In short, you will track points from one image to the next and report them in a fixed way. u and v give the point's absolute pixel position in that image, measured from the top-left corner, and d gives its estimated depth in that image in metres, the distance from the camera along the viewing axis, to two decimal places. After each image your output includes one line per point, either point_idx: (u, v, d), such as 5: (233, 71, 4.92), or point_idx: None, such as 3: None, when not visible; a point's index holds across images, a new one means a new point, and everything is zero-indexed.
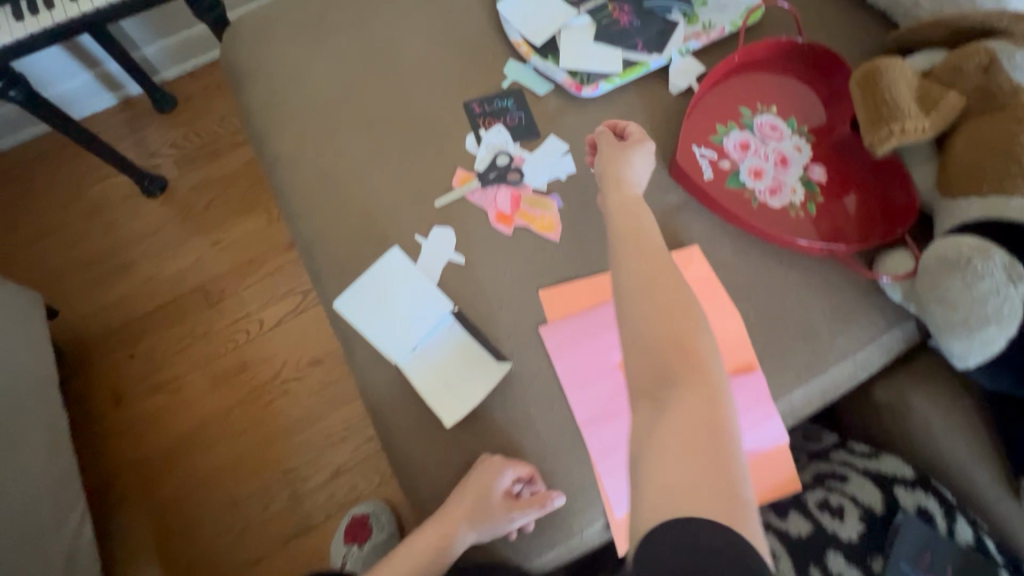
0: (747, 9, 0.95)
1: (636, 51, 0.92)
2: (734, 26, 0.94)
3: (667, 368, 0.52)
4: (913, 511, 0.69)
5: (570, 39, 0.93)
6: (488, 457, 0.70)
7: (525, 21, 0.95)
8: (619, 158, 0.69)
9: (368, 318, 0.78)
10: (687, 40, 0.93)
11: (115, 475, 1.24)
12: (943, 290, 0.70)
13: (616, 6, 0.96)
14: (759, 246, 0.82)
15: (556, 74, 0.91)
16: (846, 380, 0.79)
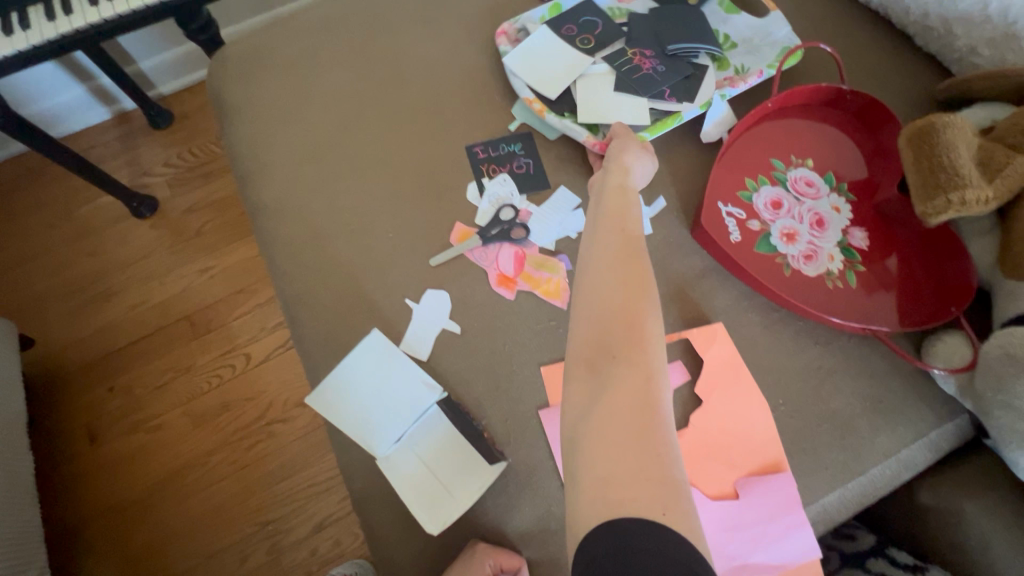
0: (784, 52, 0.85)
1: (665, 101, 0.81)
2: (774, 66, 0.84)
3: (611, 337, 0.49)
4: None
5: (589, 91, 0.82)
6: (471, 544, 0.63)
7: (534, 74, 0.83)
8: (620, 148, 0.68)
9: (348, 394, 0.69)
10: (720, 88, 0.83)
11: (85, 519, 1.17)
12: (1008, 393, 0.60)
13: (636, 50, 0.84)
14: (791, 321, 0.73)
15: (576, 132, 0.79)
16: (888, 482, 0.69)
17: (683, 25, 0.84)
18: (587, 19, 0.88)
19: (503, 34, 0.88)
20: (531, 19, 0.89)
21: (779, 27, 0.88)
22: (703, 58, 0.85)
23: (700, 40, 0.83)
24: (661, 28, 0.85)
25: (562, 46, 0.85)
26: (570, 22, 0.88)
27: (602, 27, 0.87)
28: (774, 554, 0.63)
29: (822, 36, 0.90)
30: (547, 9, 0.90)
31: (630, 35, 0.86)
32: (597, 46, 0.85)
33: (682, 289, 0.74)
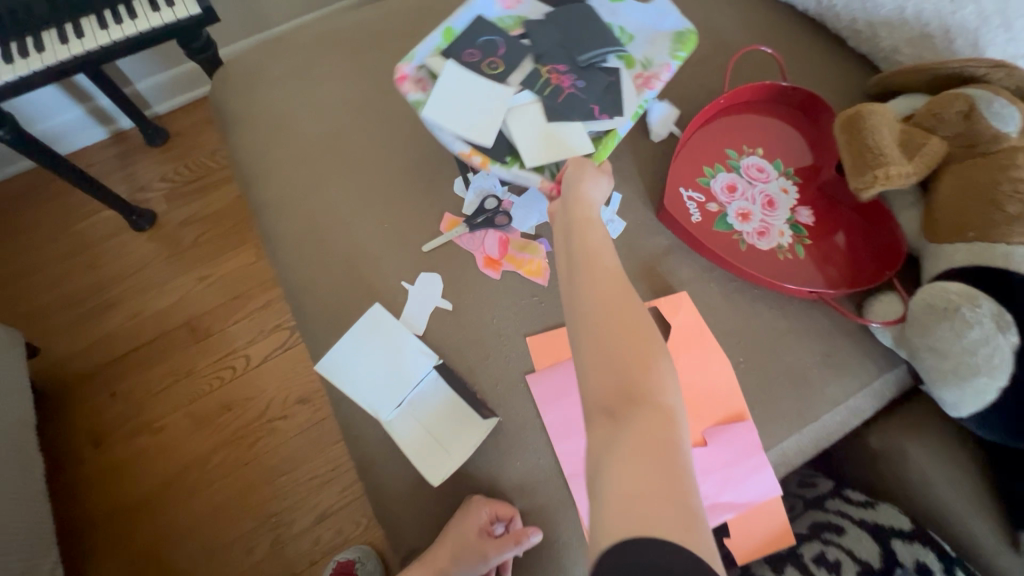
0: (679, 40, 0.86)
1: (598, 120, 0.78)
2: (679, 57, 0.84)
3: (623, 377, 0.49)
4: (911, 567, 0.67)
5: (521, 127, 0.78)
6: (469, 498, 0.69)
7: (458, 122, 0.78)
8: (581, 177, 0.68)
9: (353, 367, 0.76)
10: (642, 92, 0.82)
11: (91, 525, 1.19)
12: (932, 338, 0.69)
13: (549, 67, 0.82)
14: (748, 290, 0.82)
15: (530, 178, 0.76)
16: (840, 427, 0.77)
17: (585, 32, 0.84)
18: (488, 41, 0.84)
19: (406, 81, 0.81)
20: (428, 54, 0.84)
21: (669, 15, 0.88)
22: (613, 61, 0.84)
23: (604, 46, 0.83)
24: (566, 42, 0.83)
25: (475, 81, 0.80)
26: (470, 47, 0.84)
27: (505, 49, 0.84)
28: (740, 493, 0.71)
29: (766, 40, 1.01)
30: (439, 36, 0.84)
31: (534, 50, 0.84)
32: (507, 70, 0.82)
33: (651, 265, 0.83)
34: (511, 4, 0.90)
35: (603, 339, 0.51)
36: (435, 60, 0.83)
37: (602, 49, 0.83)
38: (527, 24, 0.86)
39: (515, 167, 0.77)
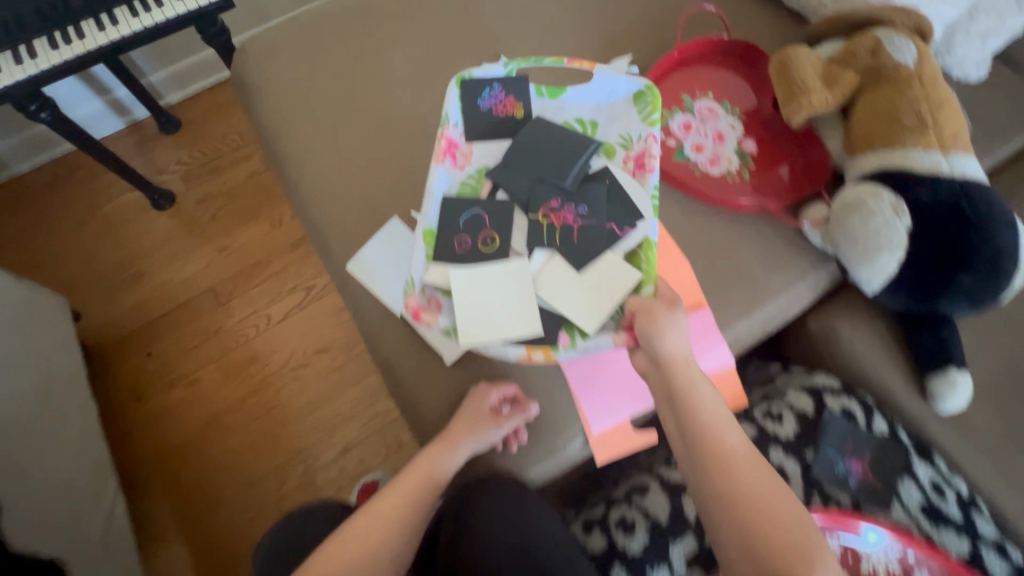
0: (647, 103, 0.94)
1: (622, 238, 0.85)
2: (655, 120, 0.93)
3: (759, 541, 0.56)
4: (838, 412, 0.82)
5: (558, 282, 0.83)
6: (477, 385, 0.83)
7: (497, 334, 0.80)
8: (662, 326, 0.71)
9: (376, 277, 0.93)
10: (643, 180, 0.90)
11: (140, 463, 1.32)
12: (847, 229, 0.84)
13: (544, 210, 0.87)
14: (703, 207, 0.98)
15: (602, 343, 0.81)
16: (781, 313, 0.93)
17: (554, 146, 0.90)
18: (468, 220, 0.88)
19: (420, 312, 0.84)
20: (420, 273, 0.85)
21: (617, 80, 0.96)
22: (596, 162, 0.91)
23: (583, 154, 0.89)
24: (538, 176, 0.88)
25: (487, 267, 0.83)
26: (458, 234, 0.87)
27: (490, 217, 0.88)
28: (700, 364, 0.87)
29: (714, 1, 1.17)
30: (424, 244, 0.87)
31: (518, 201, 0.88)
32: (505, 244, 0.86)
33: None
34: (462, 164, 0.94)
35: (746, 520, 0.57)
36: (431, 272, 0.85)
37: (581, 159, 0.88)
38: (493, 177, 0.89)
39: (577, 339, 0.81)
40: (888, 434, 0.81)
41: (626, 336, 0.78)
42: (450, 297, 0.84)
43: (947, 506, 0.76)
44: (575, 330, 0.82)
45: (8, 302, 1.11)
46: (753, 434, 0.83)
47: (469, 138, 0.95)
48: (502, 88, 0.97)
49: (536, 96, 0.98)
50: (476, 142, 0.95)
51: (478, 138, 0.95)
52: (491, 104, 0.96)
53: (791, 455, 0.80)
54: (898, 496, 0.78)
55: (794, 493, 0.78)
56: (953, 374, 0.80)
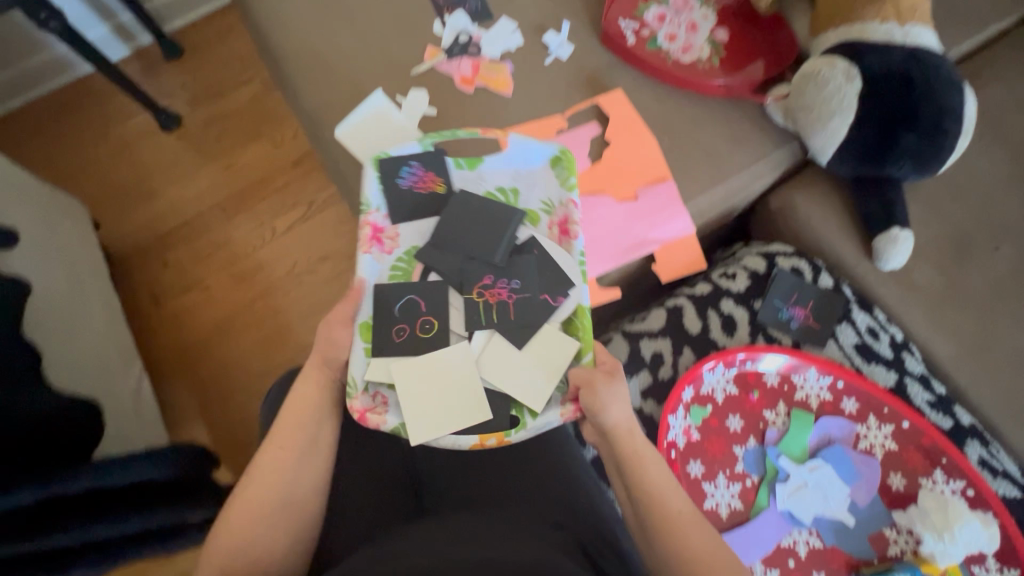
0: (564, 164, 0.82)
1: (557, 307, 0.72)
2: (574, 185, 0.81)
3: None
4: (787, 269, 0.90)
5: (501, 350, 0.71)
6: None
7: (445, 424, 0.68)
8: (607, 398, 0.66)
9: (362, 146, 0.99)
10: (570, 244, 0.77)
11: (159, 358, 1.43)
12: (803, 99, 0.90)
13: (478, 287, 0.73)
14: (674, 92, 1.02)
15: (550, 421, 0.70)
16: (743, 188, 0.98)
17: (488, 220, 0.75)
18: (404, 304, 0.73)
19: (368, 416, 0.69)
20: (356, 369, 0.71)
21: (532, 149, 0.83)
22: (521, 232, 0.77)
23: (509, 225, 0.75)
24: (467, 254, 0.74)
25: (433, 362, 0.70)
26: (393, 323, 0.72)
27: (426, 301, 0.73)
28: (664, 231, 0.94)
29: None
30: (361, 339, 0.72)
31: (450, 282, 0.74)
32: (445, 331, 0.72)
33: (595, 77, 1.04)
34: (387, 247, 0.78)
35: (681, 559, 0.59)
36: (372, 369, 0.71)
37: (504, 237, 0.74)
38: (424, 259, 0.75)
39: (527, 419, 0.69)
40: (832, 288, 0.89)
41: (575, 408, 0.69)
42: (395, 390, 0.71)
43: (879, 345, 0.85)
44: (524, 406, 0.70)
45: (33, 199, 1.20)
46: (709, 289, 0.90)
47: (393, 219, 0.78)
48: (421, 167, 0.81)
49: (456, 169, 0.83)
50: (402, 223, 0.78)
51: (404, 216, 0.79)
52: (415, 182, 0.81)
53: (741, 305, 0.89)
54: (835, 337, 0.87)
55: (741, 335, 0.88)
56: (895, 231, 0.87)
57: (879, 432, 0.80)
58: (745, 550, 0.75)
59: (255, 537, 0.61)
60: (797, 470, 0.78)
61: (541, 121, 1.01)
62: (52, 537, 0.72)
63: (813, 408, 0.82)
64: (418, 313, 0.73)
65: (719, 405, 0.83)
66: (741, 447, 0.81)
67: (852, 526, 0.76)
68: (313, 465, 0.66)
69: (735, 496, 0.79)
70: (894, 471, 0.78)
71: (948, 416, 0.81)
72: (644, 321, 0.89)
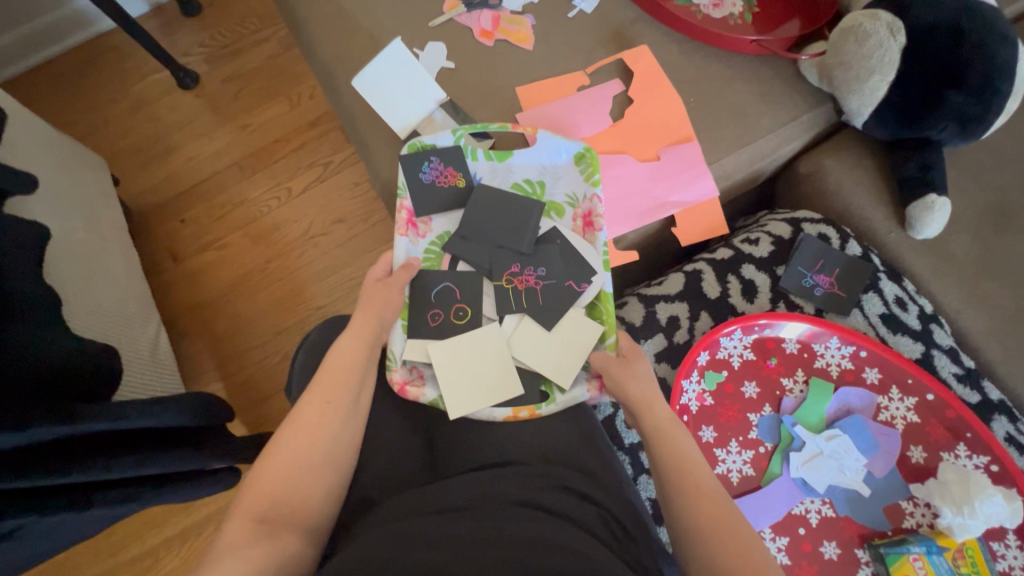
0: (586, 161, 0.84)
1: (580, 293, 0.79)
2: (599, 180, 0.83)
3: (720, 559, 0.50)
4: (813, 235, 0.87)
5: (531, 334, 0.78)
6: None
7: (480, 398, 0.75)
8: (629, 376, 0.66)
9: (376, 97, 0.97)
10: (593, 236, 0.81)
11: (179, 313, 1.45)
12: (841, 55, 0.84)
13: (506, 275, 0.81)
14: (703, 49, 0.98)
15: (579, 394, 0.75)
16: (772, 152, 0.94)
17: (515, 215, 0.82)
18: (439, 292, 0.81)
19: (408, 387, 0.75)
20: (398, 347, 0.77)
21: (559, 143, 0.85)
22: (543, 223, 0.84)
23: (531, 216, 0.82)
24: (495, 241, 0.81)
25: (468, 343, 0.77)
26: (430, 307, 0.80)
27: (459, 288, 0.81)
28: (686, 195, 0.91)
29: None
30: (399, 318, 0.78)
31: (481, 270, 0.81)
32: (478, 316, 0.80)
33: (620, 32, 1.00)
34: (420, 232, 0.84)
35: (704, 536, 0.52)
36: (410, 347, 0.77)
37: (528, 226, 0.81)
38: (453, 250, 0.82)
39: (556, 394, 0.75)
40: (860, 256, 0.85)
41: (600, 384, 0.74)
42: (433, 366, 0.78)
43: (907, 316, 0.82)
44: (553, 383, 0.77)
45: (53, 149, 1.21)
46: (730, 254, 0.87)
47: (419, 211, 0.83)
48: (443, 160, 0.85)
49: (481, 159, 0.86)
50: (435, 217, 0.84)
51: (431, 207, 0.84)
52: (436, 173, 0.84)
53: (762, 271, 0.86)
54: (860, 307, 0.84)
55: (761, 301, 0.85)
56: (933, 197, 0.83)
57: (901, 403, 0.77)
58: (754, 515, 0.74)
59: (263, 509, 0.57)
60: (813, 438, 0.76)
61: (562, 76, 0.97)
62: (70, 475, 0.74)
63: (833, 378, 0.80)
64: (455, 297, 0.81)
65: (734, 371, 0.81)
66: (756, 414, 0.79)
67: (867, 496, 0.74)
68: (343, 442, 0.63)
69: (747, 463, 0.77)
70: (914, 443, 0.76)
71: (976, 390, 0.78)
72: (661, 284, 0.87)
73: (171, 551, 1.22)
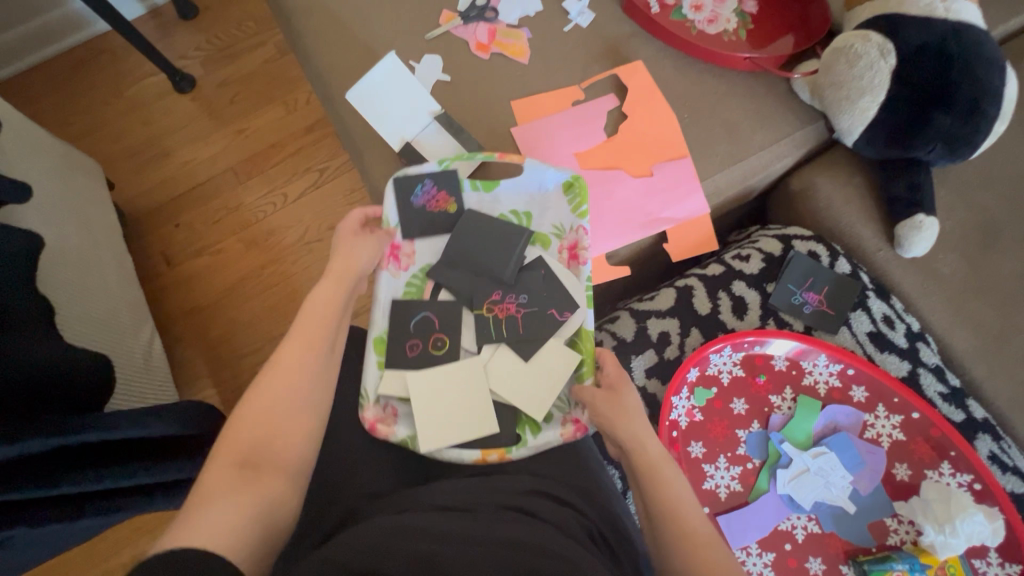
0: (575, 191, 0.84)
1: (562, 322, 0.79)
2: (585, 212, 0.83)
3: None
4: (804, 252, 0.88)
5: (509, 366, 0.77)
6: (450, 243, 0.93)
7: (455, 435, 0.74)
8: (613, 404, 0.67)
9: (371, 108, 0.97)
10: (578, 268, 0.82)
11: (173, 317, 1.45)
12: (833, 74, 0.86)
13: (488, 303, 0.80)
14: (697, 65, 0.98)
15: (552, 437, 0.74)
16: (764, 168, 0.95)
17: (500, 243, 0.83)
18: (418, 321, 0.80)
19: (377, 425, 0.75)
20: (371, 386, 0.77)
21: (548, 172, 0.85)
22: (530, 252, 0.84)
23: (516, 246, 0.81)
24: (478, 270, 0.82)
25: (443, 378, 0.76)
26: (408, 338, 0.79)
27: (439, 318, 0.80)
28: (678, 211, 0.91)
29: None
30: (374, 353, 0.79)
31: (462, 300, 0.82)
32: (456, 346, 0.79)
33: (615, 47, 1.00)
34: (403, 262, 0.84)
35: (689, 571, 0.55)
36: (386, 381, 0.77)
37: (512, 255, 0.81)
38: (435, 277, 0.82)
39: (528, 437, 0.75)
40: (849, 273, 0.86)
41: (575, 428, 0.74)
42: (406, 402, 0.77)
43: (894, 335, 0.83)
44: (527, 424, 0.76)
45: (47, 155, 1.21)
46: (721, 270, 0.88)
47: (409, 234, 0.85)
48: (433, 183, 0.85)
49: (472, 189, 0.86)
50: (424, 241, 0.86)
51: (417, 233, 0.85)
52: (425, 199, 0.85)
53: (753, 287, 0.87)
54: (849, 324, 0.85)
55: (751, 317, 0.86)
56: (920, 217, 0.84)
57: (887, 421, 0.78)
58: (741, 531, 0.75)
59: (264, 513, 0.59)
60: (799, 455, 0.77)
61: (557, 90, 0.98)
62: (60, 487, 0.74)
63: (820, 395, 0.81)
64: (432, 326, 0.80)
65: (724, 387, 0.82)
66: (745, 430, 0.80)
67: (853, 513, 0.75)
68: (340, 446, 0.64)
69: (735, 479, 0.78)
70: (899, 461, 0.77)
71: (961, 409, 0.79)
72: (653, 300, 0.88)
73: None
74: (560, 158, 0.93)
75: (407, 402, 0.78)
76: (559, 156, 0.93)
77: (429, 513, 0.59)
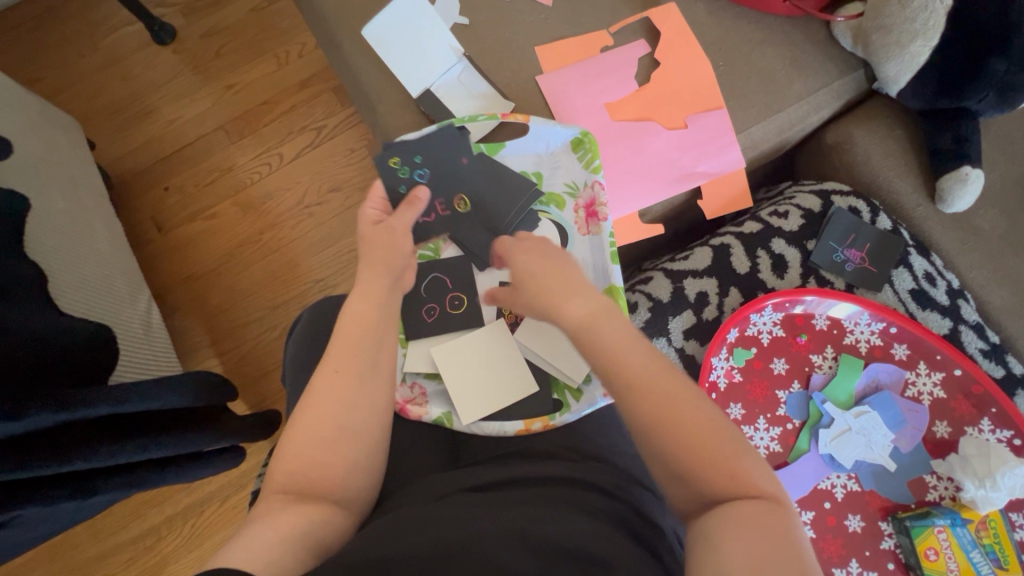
0: (585, 150, 0.78)
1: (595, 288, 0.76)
2: (599, 166, 0.78)
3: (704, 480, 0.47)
4: (844, 208, 0.85)
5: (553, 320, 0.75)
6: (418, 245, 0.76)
7: (490, 403, 0.72)
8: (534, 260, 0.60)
9: (386, 49, 0.90)
10: (598, 226, 0.76)
11: (170, 285, 1.38)
12: (881, 18, 0.80)
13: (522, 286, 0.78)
14: (733, 9, 0.92)
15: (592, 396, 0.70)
16: (801, 120, 0.90)
17: (504, 192, 0.77)
18: (428, 285, 0.78)
19: (409, 406, 0.71)
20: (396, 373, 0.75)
21: (552, 131, 0.79)
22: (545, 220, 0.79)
23: (522, 199, 0.77)
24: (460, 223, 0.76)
25: (470, 348, 0.75)
26: (423, 303, 0.77)
27: (449, 275, 0.78)
28: (714, 164, 0.87)
29: None
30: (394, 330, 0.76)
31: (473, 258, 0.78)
32: (473, 306, 0.78)
33: None
34: None
35: (683, 463, 0.48)
36: (410, 360, 0.75)
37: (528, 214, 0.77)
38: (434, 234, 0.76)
39: (569, 401, 0.72)
40: (890, 230, 0.84)
41: None
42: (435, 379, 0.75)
43: (935, 291, 0.81)
44: (566, 389, 0.73)
45: (19, 109, 1.10)
46: (759, 227, 0.85)
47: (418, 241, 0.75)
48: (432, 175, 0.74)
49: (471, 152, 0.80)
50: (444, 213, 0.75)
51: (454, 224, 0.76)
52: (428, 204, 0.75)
53: (793, 245, 0.85)
54: (890, 282, 0.83)
55: (791, 276, 0.84)
56: (966, 169, 0.81)
57: (928, 379, 0.77)
58: (781, 490, 0.74)
59: (304, 480, 0.55)
60: (842, 415, 0.76)
61: (583, 36, 0.91)
62: (73, 463, 0.68)
63: (862, 354, 0.80)
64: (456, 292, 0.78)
65: (764, 348, 0.81)
66: (785, 391, 0.79)
67: (893, 471, 0.75)
68: (379, 409, 0.59)
69: (774, 440, 0.77)
70: (940, 419, 0.76)
71: (1000, 365, 0.79)
72: (688, 259, 0.84)
73: (175, 529, 1.19)
74: (589, 109, 0.87)
75: (434, 379, 0.75)
76: (589, 108, 0.87)
77: (474, 498, 0.56)
